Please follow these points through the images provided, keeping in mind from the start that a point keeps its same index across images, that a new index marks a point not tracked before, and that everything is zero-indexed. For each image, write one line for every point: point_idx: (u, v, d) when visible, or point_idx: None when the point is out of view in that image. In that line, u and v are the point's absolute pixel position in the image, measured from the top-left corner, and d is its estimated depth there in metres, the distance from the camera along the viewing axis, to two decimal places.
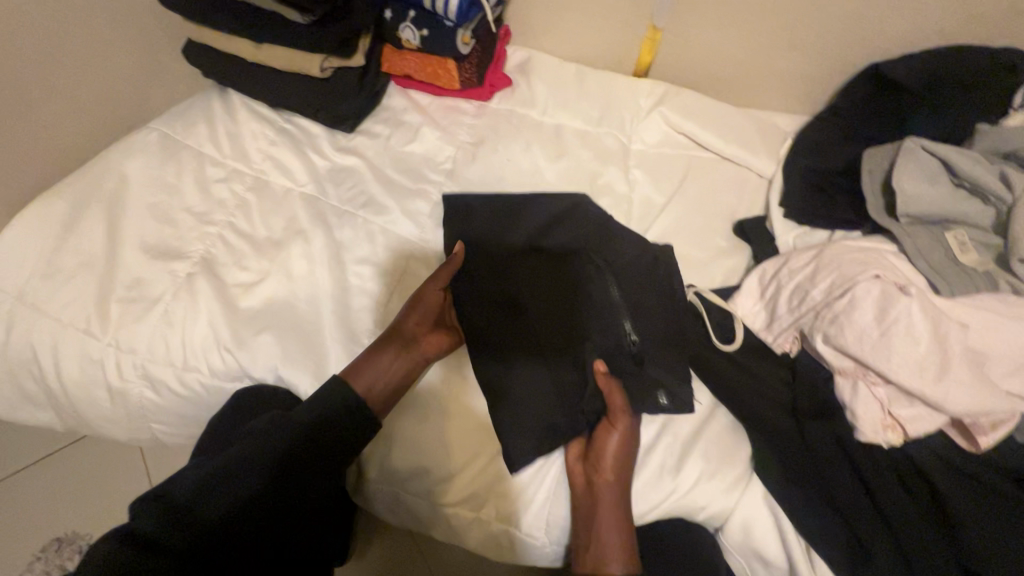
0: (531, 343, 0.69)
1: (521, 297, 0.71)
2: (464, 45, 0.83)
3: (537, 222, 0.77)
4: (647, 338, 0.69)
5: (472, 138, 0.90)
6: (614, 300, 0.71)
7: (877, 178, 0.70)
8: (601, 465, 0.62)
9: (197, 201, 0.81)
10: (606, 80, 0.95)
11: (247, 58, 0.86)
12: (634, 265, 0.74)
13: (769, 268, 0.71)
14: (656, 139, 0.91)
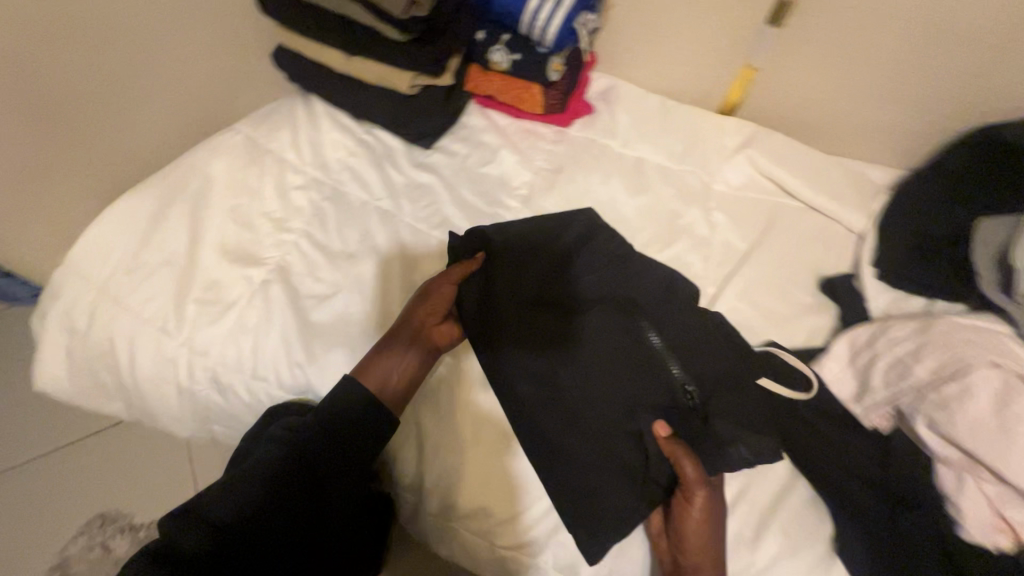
0: (552, 362, 0.67)
1: (535, 319, 0.69)
2: (554, 72, 0.84)
3: (551, 231, 0.76)
4: (677, 365, 0.67)
5: (550, 165, 0.89)
6: (621, 317, 0.69)
7: (991, 249, 0.66)
8: (687, 532, 0.58)
9: (276, 207, 0.82)
10: (691, 115, 0.92)
11: (335, 68, 0.86)
12: (642, 285, 0.73)
13: (861, 335, 0.67)
14: (740, 181, 0.88)
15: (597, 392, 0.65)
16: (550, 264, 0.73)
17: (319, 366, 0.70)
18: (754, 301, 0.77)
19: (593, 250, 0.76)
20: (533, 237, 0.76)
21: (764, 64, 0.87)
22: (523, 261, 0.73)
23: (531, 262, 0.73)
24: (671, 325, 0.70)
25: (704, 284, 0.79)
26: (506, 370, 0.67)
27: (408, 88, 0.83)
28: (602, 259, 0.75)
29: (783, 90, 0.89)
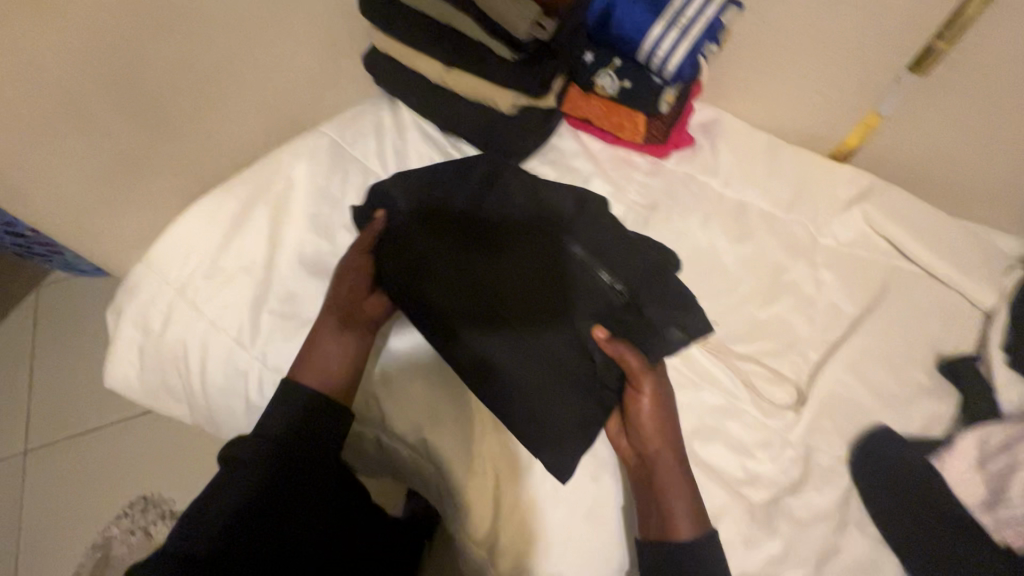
0: (516, 331, 0.64)
1: (445, 271, 0.65)
2: (665, 104, 0.78)
3: (450, 172, 0.72)
4: (622, 306, 0.66)
5: (645, 200, 0.83)
6: (595, 276, 0.66)
7: None
8: (642, 419, 0.61)
9: None
10: (802, 159, 0.85)
11: (430, 78, 0.81)
12: (559, 210, 0.70)
13: (996, 437, 0.60)
14: (851, 237, 0.81)
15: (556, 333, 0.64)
16: (447, 195, 0.70)
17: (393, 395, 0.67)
18: (864, 376, 0.70)
19: (505, 185, 0.72)
20: (489, 186, 0.72)
21: (896, 112, 0.79)
22: (418, 197, 0.69)
23: (444, 206, 0.68)
24: (603, 245, 0.68)
25: (807, 349, 0.73)
26: (467, 330, 0.64)
27: (508, 108, 0.78)
28: (524, 186, 0.72)
29: (911, 142, 0.81)
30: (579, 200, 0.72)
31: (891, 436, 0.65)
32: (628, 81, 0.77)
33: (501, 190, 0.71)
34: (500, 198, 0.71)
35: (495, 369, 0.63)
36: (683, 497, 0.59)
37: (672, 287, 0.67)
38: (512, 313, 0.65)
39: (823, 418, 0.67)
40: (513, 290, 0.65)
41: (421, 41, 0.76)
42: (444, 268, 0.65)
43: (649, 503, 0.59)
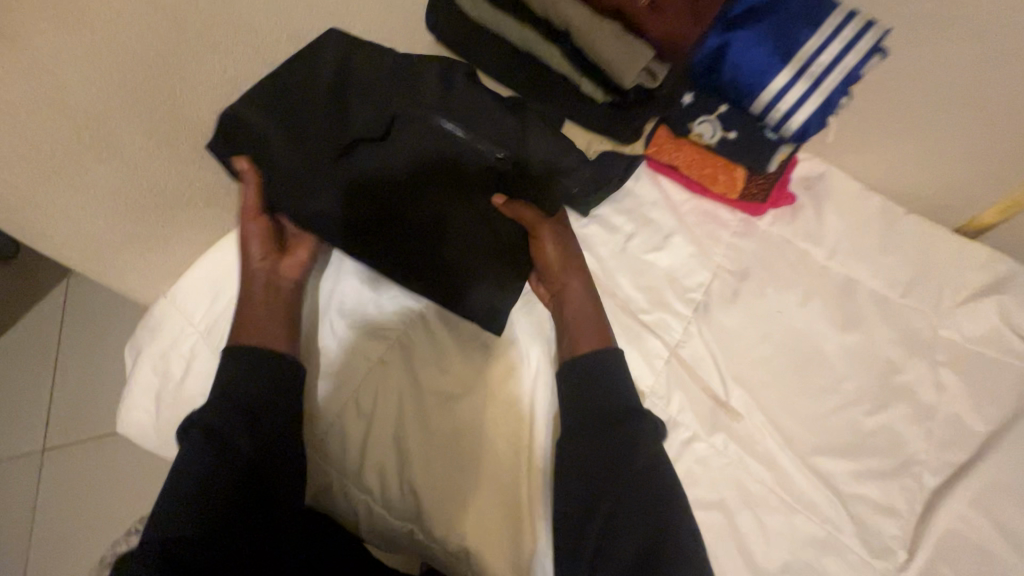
0: (453, 201, 0.63)
1: (375, 190, 0.62)
2: (778, 162, 0.66)
3: (301, 72, 0.61)
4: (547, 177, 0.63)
5: (734, 267, 0.72)
6: (423, 131, 0.62)
7: None
8: (548, 253, 0.63)
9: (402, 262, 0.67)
10: (925, 232, 0.72)
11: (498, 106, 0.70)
12: (403, 87, 0.62)
13: None
14: (981, 332, 0.68)
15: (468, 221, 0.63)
16: (289, 109, 0.61)
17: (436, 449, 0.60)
18: (993, 513, 0.59)
19: (364, 89, 0.62)
20: (300, 94, 0.61)
21: None
22: (273, 127, 0.60)
23: (304, 123, 0.61)
24: (478, 122, 0.63)
25: (924, 471, 0.61)
26: (422, 258, 0.62)
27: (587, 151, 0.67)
28: (377, 93, 0.62)
29: None
30: (396, 81, 0.62)
31: None
32: (734, 131, 0.65)
33: (363, 103, 0.61)
34: (375, 107, 0.61)
35: (464, 288, 0.62)
36: (585, 323, 0.62)
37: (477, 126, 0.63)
38: (452, 208, 0.63)
39: (942, 564, 0.57)
40: (401, 179, 0.62)
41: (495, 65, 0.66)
42: (366, 179, 0.62)
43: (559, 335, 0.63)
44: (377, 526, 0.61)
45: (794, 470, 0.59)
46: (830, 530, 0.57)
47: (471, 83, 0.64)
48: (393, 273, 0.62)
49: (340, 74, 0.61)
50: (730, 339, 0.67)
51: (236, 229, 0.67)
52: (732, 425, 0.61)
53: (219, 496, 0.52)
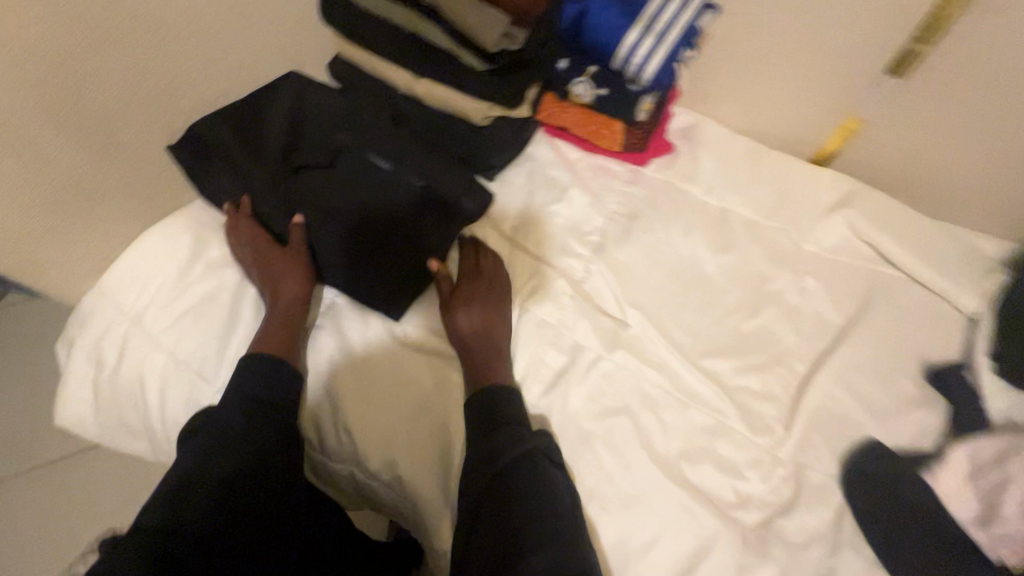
0: (388, 198, 0.71)
1: (317, 191, 0.72)
2: (643, 112, 0.74)
3: (259, 101, 0.75)
4: (465, 180, 0.74)
5: (624, 210, 0.81)
6: (362, 142, 0.72)
7: None
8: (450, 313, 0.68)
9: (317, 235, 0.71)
10: (785, 164, 0.83)
11: (398, 87, 0.76)
12: (333, 106, 0.74)
13: (988, 449, 0.61)
14: (834, 243, 0.79)
15: (385, 210, 0.71)
16: (243, 134, 0.73)
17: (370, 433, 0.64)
18: (852, 386, 0.69)
19: (310, 110, 0.75)
20: (248, 120, 0.74)
21: (874, 116, 0.78)
22: (233, 144, 0.71)
23: (258, 140, 0.73)
24: (407, 124, 0.76)
25: (794, 361, 0.71)
26: (358, 243, 0.70)
27: (480, 120, 0.75)
28: (319, 111, 0.74)
29: (892, 144, 0.80)
30: (335, 103, 0.75)
31: (882, 451, 0.63)
32: (603, 89, 0.74)
33: (312, 123, 0.74)
34: (320, 127, 0.74)
35: (389, 268, 0.70)
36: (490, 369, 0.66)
37: (403, 138, 0.73)
38: (389, 205, 0.71)
39: (814, 433, 0.66)
40: (342, 182, 0.72)
41: (388, 47, 0.74)
42: (338, 191, 0.71)
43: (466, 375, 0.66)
44: (330, 471, 0.68)
45: (685, 373, 0.68)
46: (718, 418, 0.66)
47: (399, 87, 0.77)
48: (344, 256, 0.70)
49: (291, 98, 0.75)
50: (625, 274, 0.75)
51: (160, 224, 0.71)
52: (631, 344, 0.70)
53: (222, 480, 0.54)
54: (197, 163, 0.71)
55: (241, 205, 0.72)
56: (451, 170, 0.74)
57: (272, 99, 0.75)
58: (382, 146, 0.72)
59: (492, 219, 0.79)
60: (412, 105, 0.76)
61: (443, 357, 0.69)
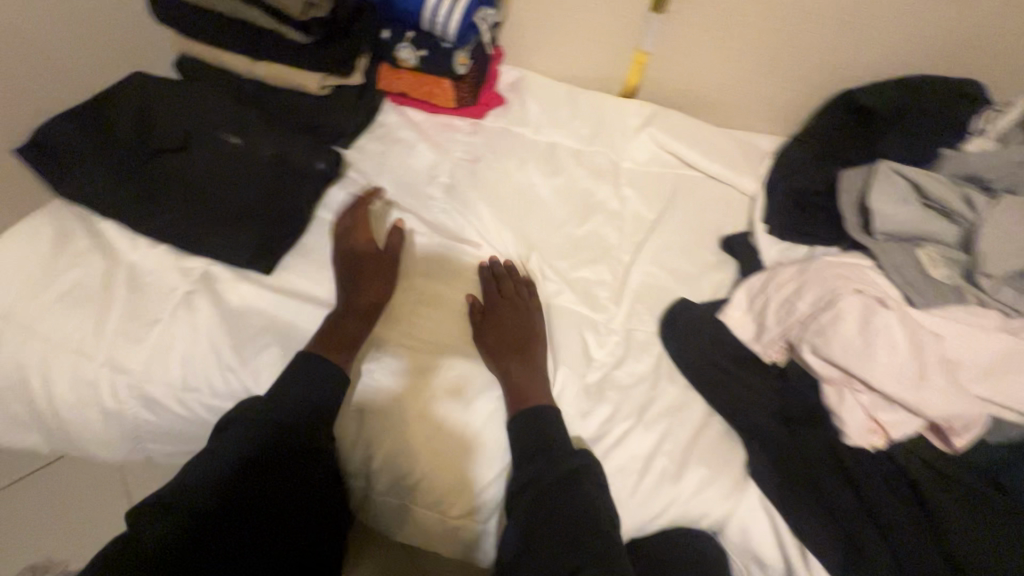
0: (243, 169, 0.79)
1: (175, 171, 0.78)
2: (462, 66, 0.86)
3: (107, 100, 0.81)
4: (314, 144, 0.83)
5: (468, 155, 0.92)
6: (212, 123, 0.81)
7: (853, 196, 0.75)
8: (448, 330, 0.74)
9: (177, 209, 0.76)
10: (597, 99, 0.98)
11: (241, 72, 0.85)
12: (181, 95, 0.82)
13: (756, 283, 0.75)
14: (644, 157, 0.95)
15: (242, 177, 0.79)
16: (94, 131, 0.78)
17: (258, 372, 0.72)
18: (665, 263, 0.84)
19: (158, 101, 0.81)
20: (97, 117, 0.79)
21: (656, 46, 0.94)
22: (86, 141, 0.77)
23: (109, 132, 0.78)
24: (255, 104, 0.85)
25: (619, 253, 0.85)
26: (220, 210, 0.77)
27: (318, 90, 0.85)
28: (168, 101, 0.81)
29: (676, 70, 0.97)
30: (182, 93, 0.82)
31: (687, 304, 0.78)
32: (424, 50, 0.86)
33: (162, 111, 0.80)
34: (169, 116, 0.80)
35: (251, 227, 0.76)
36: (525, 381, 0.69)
37: (250, 116, 0.82)
38: (245, 174, 0.79)
39: (637, 304, 0.80)
40: (198, 161, 0.79)
41: (219, 32, 0.80)
42: (195, 168, 0.78)
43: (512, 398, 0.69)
44: None
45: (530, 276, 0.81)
46: (559, 306, 0.79)
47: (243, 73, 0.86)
48: (210, 224, 0.76)
49: (139, 92, 0.82)
50: (474, 208, 0.87)
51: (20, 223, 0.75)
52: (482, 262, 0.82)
53: (233, 489, 0.56)
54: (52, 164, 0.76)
55: (95, 191, 0.76)
56: (298, 136, 0.83)
57: (119, 97, 0.81)
58: (233, 125, 0.81)
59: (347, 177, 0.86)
60: (258, 88, 0.86)
61: (461, 396, 0.70)
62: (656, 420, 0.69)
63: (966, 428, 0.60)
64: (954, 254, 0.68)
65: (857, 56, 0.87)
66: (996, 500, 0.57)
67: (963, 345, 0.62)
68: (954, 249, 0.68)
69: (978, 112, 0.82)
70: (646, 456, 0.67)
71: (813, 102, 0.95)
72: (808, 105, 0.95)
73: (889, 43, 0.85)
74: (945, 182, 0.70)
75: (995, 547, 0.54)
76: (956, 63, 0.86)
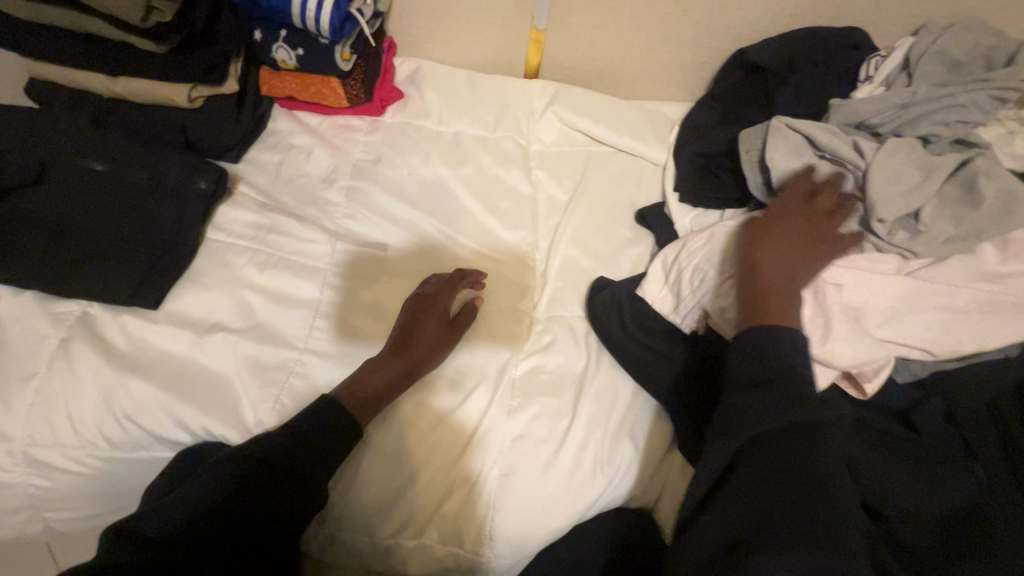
0: (114, 197, 0.72)
1: (34, 209, 0.70)
2: (344, 61, 0.81)
3: None
4: (190, 161, 0.76)
5: (369, 155, 0.87)
6: (71, 150, 0.73)
7: (754, 155, 0.73)
8: (427, 360, 0.67)
9: (40, 250, 0.69)
10: (498, 83, 0.95)
11: (100, 91, 0.78)
12: (31, 124, 0.74)
13: (670, 253, 0.73)
14: (553, 138, 0.93)
15: (115, 206, 0.72)
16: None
17: (155, 417, 0.65)
18: (583, 244, 0.82)
19: (5, 133, 0.72)
20: None
21: (549, 23, 0.91)
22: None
23: None
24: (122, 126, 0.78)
25: (535, 239, 0.83)
26: (91, 246, 0.70)
27: (189, 102, 0.78)
28: (17, 132, 0.73)
29: (574, 46, 0.94)
30: (33, 121, 0.74)
31: (607, 283, 0.77)
32: (301, 48, 0.80)
33: (10, 143, 0.72)
34: (18, 146, 0.72)
35: (131, 259, 0.70)
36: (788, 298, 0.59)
37: (115, 140, 0.75)
38: (117, 203, 0.72)
39: (559, 289, 0.78)
40: (60, 195, 0.71)
41: (62, 51, 0.73)
42: (57, 203, 0.71)
43: (753, 304, 0.60)
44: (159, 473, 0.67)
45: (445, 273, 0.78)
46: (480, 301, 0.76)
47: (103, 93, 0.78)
48: (83, 263, 0.69)
49: None
50: (380, 209, 0.82)
51: None
52: (392, 267, 0.77)
53: (212, 506, 0.53)
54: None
55: None
56: (174, 153, 0.76)
57: None
58: (97, 152, 0.74)
59: (237, 193, 0.80)
60: (122, 108, 0.78)
61: (452, 415, 0.67)
62: (584, 407, 0.68)
63: (875, 371, 0.61)
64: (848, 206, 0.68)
65: (748, 14, 0.87)
66: (950, 455, 0.58)
67: (864, 293, 0.63)
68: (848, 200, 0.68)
69: (865, 59, 0.83)
70: (578, 446, 0.66)
71: (713, 64, 0.94)
72: (708, 67, 0.95)
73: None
74: (836, 134, 0.70)
75: (911, 488, 0.56)
76: (841, 13, 0.87)
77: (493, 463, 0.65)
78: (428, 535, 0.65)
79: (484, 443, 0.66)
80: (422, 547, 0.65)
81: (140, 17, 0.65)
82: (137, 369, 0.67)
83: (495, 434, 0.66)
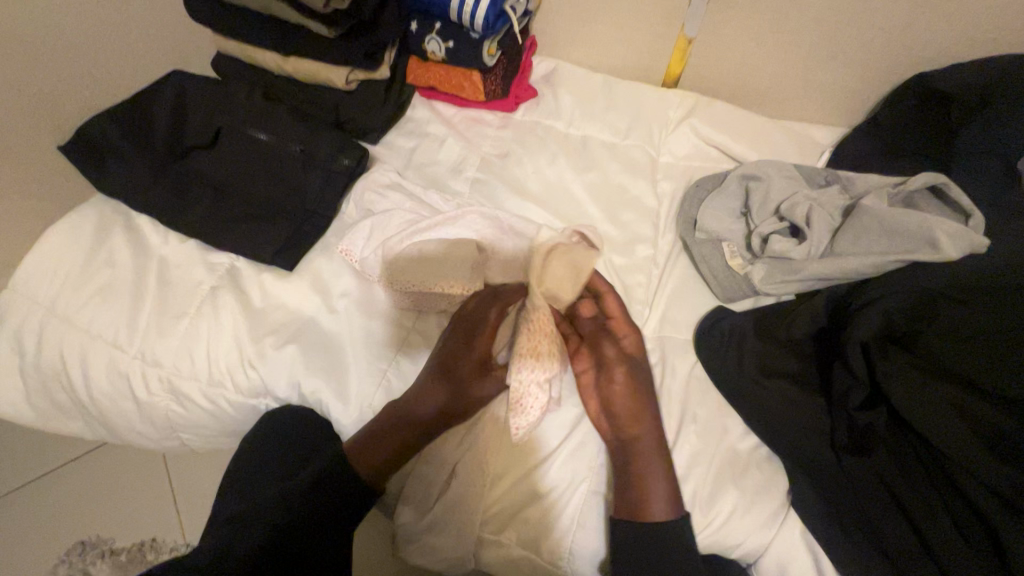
0: (272, 165, 0.80)
1: (208, 170, 0.80)
2: (490, 57, 0.84)
3: (143, 96, 0.82)
4: (338, 140, 0.81)
5: (497, 151, 0.87)
6: (243, 122, 0.81)
7: (913, 186, 0.69)
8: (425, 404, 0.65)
9: (205, 206, 0.77)
10: (635, 90, 0.92)
11: (272, 70, 0.86)
12: (210, 94, 0.83)
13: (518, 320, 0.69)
14: (686, 151, 0.88)
15: (269, 173, 0.79)
16: (128, 126, 0.79)
17: (276, 372, 0.71)
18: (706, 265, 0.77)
19: (192, 101, 0.82)
20: (133, 115, 0.80)
21: (699, 33, 0.86)
22: (117, 138, 0.78)
23: (145, 131, 0.80)
24: (286, 101, 0.86)
25: (655, 252, 0.79)
26: (248, 209, 0.77)
27: (345, 86, 0.84)
28: (203, 101, 0.82)
29: (722, 57, 0.89)
30: (215, 92, 0.83)
31: (728, 311, 0.71)
32: (451, 42, 0.83)
33: (195, 110, 0.82)
34: (200, 111, 0.82)
35: (278, 223, 0.77)
36: (661, 469, 0.61)
37: (276, 114, 0.82)
38: (272, 173, 0.79)
39: (674, 309, 0.74)
40: (227, 159, 0.80)
41: (247, 31, 0.81)
42: (226, 167, 0.79)
43: (656, 479, 0.60)
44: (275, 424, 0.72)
45: None
46: None
47: (274, 71, 0.87)
48: (239, 224, 0.76)
49: (176, 90, 0.83)
50: (499, 202, 0.81)
51: (64, 220, 0.78)
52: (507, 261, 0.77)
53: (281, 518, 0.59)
54: (86, 160, 0.77)
55: (127, 190, 0.77)
56: (325, 132, 0.82)
57: (154, 99, 0.82)
58: (264, 126, 0.82)
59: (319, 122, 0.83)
60: (287, 87, 0.87)
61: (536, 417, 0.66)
62: (687, 438, 0.64)
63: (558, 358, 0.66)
64: (941, 207, 0.69)
65: (935, 36, 0.77)
66: None
67: (891, 381, 0.59)
68: (939, 207, 0.69)
69: None
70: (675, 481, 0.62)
71: (882, 88, 0.85)
72: (874, 91, 0.85)
73: (981, 15, 0.73)
74: (957, 224, 0.63)
75: None
76: None
77: (585, 474, 0.64)
78: (507, 535, 0.64)
79: (563, 455, 0.64)
80: (499, 546, 0.64)
81: (322, 4, 0.71)
82: (264, 327, 0.73)
83: (575, 451, 0.65)
